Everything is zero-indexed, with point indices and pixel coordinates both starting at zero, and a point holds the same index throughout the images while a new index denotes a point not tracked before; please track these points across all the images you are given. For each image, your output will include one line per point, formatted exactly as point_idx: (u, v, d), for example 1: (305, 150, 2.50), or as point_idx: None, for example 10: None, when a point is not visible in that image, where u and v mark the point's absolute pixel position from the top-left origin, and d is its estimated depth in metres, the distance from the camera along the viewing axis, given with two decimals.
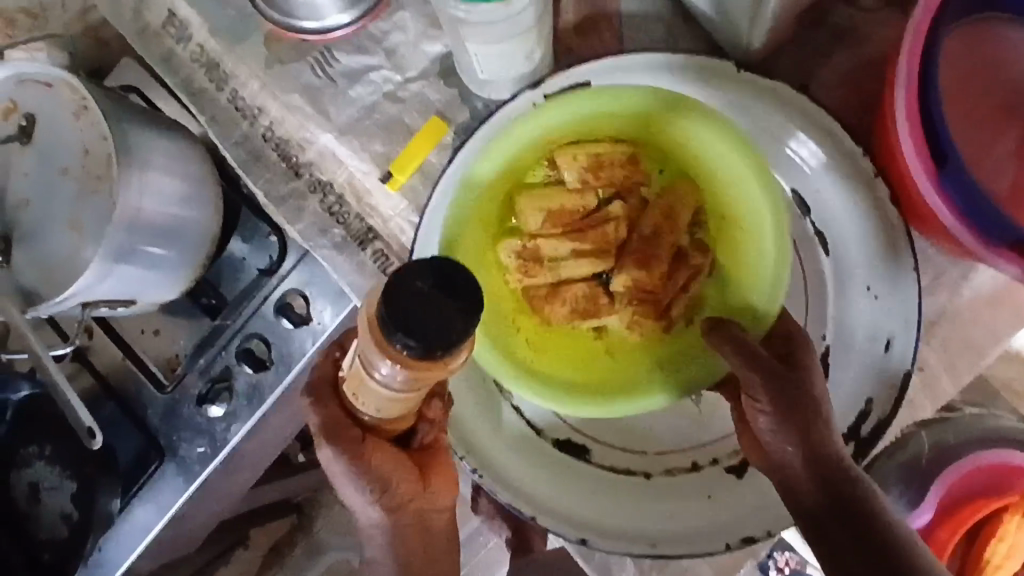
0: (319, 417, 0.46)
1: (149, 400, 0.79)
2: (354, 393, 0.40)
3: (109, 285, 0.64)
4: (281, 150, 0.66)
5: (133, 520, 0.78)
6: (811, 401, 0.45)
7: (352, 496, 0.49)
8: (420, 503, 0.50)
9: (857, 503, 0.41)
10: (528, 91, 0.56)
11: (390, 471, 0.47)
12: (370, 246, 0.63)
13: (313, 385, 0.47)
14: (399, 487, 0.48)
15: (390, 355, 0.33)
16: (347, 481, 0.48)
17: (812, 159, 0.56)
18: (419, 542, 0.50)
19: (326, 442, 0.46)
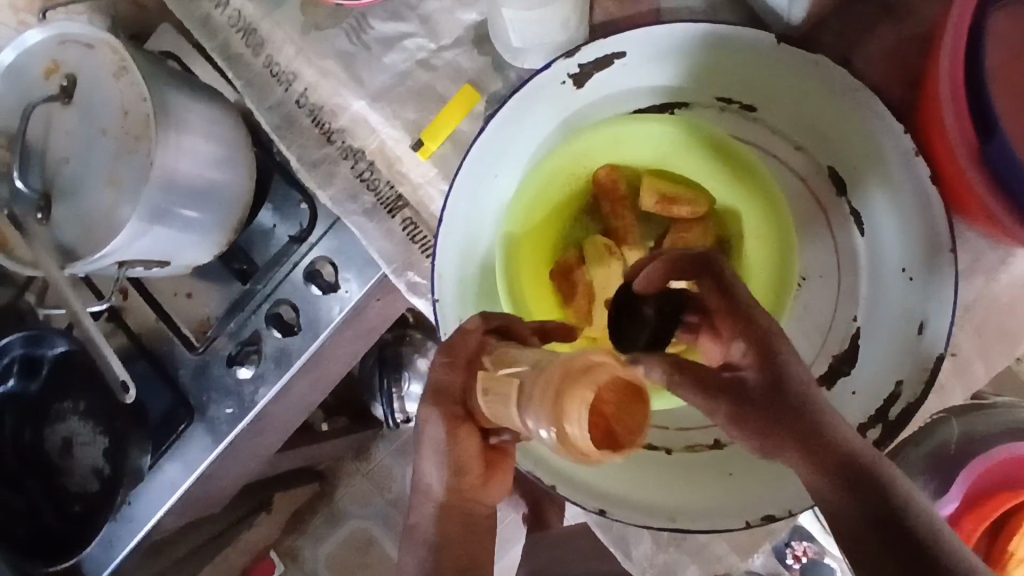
0: (434, 380, 0.46)
1: (181, 359, 0.81)
2: (489, 395, 0.40)
3: (144, 243, 0.65)
4: (314, 116, 0.66)
5: (162, 477, 0.80)
6: (779, 395, 0.40)
7: (425, 466, 0.48)
8: (476, 494, 0.48)
9: (861, 475, 0.37)
10: (564, 61, 0.54)
11: (470, 459, 0.47)
12: (399, 214, 0.63)
13: (447, 348, 0.46)
14: (470, 473, 0.47)
15: (558, 426, 0.31)
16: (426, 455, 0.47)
17: (851, 135, 0.54)
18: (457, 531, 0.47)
19: (429, 404, 0.46)
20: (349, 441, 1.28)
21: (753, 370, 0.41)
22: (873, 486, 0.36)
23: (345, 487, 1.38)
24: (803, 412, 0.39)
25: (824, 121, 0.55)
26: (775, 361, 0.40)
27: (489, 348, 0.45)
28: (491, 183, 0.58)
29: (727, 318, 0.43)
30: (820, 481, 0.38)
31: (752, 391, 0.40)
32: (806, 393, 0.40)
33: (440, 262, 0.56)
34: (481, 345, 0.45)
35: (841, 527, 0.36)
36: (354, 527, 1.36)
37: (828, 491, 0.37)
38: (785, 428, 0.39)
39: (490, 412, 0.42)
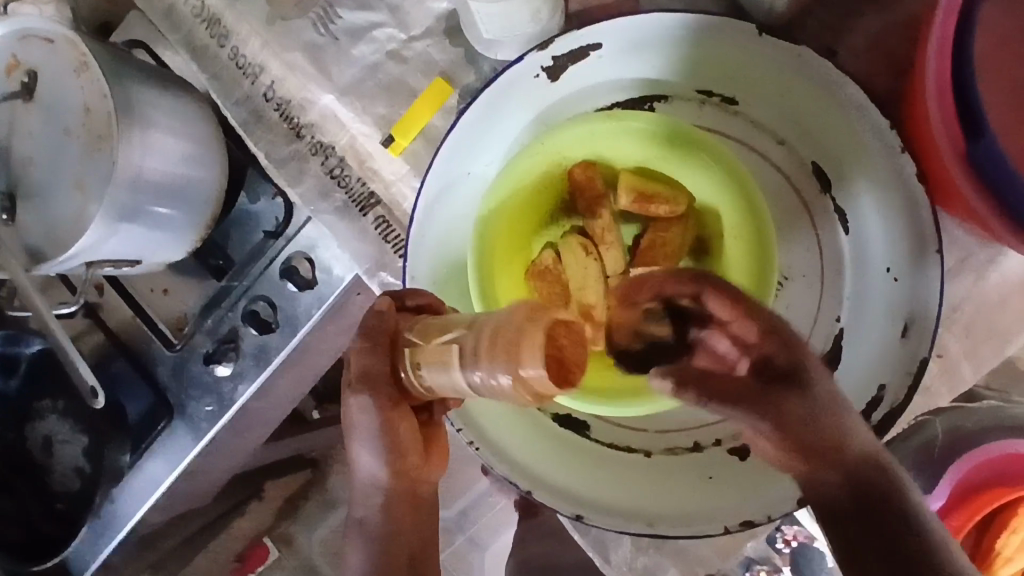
0: (359, 366, 0.44)
1: (159, 357, 0.80)
2: (427, 366, 0.40)
3: (113, 243, 0.64)
4: (282, 111, 0.63)
5: (143, 474, 0.78)
6: (811, 405, 0.43)
7: (361, 455, 0.47)
8: (421, 475, 0.49)
9: (881, 486, 0.41)
10: (536, 53, 0.52)
11: (404, 440, 0.46)
12: (371, 212, 0.61)
13: (365, 332, 0.44)
14: (410, 458, 0.48)
15: (514, 370, 0.33)
16: (362, 444, 0.46)
17: (839, 127, 0.52)
18: (403, 512, 0.49)
19: (356, 390, 0.44)
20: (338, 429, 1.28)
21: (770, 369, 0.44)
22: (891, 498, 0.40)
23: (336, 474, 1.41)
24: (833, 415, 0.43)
25: (808, 115, 0.53)
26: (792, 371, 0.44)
27: (411, 329, 0.42)
28: (465, 180, 0.57)
29: (739, 323, 0.46)
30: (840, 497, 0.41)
31: (789, 401, 0.43)
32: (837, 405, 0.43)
33: (414, 262, 0.55)
34: (407, 331, 0.42)
35: (830, 501, 0.42)
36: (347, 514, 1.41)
37: (849, 504, 0.41)
38: (811, 441, 0.42)
39: (426, 384, 0.41)
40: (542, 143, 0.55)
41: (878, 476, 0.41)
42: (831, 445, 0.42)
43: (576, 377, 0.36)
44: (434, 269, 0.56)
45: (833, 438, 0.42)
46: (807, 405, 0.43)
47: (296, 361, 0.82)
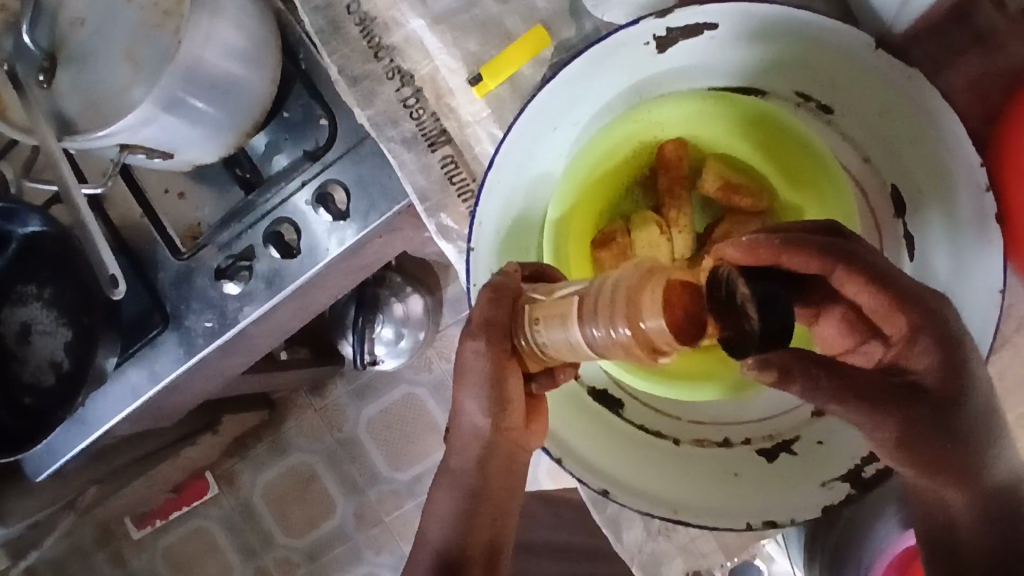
0: (485, 315, 0.47)
1: (162, 262, 0.75)
2: (546, 321, 0.44)
3: (153, 129, 0.60)
4: (364, 26, 0.61)
5: (124, 380, 0.76)
6: (958, 426, 0.42)
7: (466, 400, 0.50)
8: (516, 435, 0.52)
9: (1004, 502, 0.45)
10: (653, 21, 0.50)
11: (503, 394, 0.49)
12: (440, 149, 0.61)
13: (494, 286, 0.47)
14: (511, 415, 0.50)
15: (633, 321, 0.37)
16: (469, 393, 0.50)
17: (935, 156, 0.51)
18: (497, 470, 0.52)
19: (475, 335, 0.48)
20: (309, 374, 1.25)
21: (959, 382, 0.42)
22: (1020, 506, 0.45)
23: (293, 419, 1.36)
24: (962, 437, 0.42)
25: (905, 139, 0.53)
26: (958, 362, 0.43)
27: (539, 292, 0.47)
28: (549, 136, 0.55)
29: (898, 318, 0.43)
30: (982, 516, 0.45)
31: (928, 420, 0.42)
32: (984, 426, 0.43)
33: (483, 208, 0.53)
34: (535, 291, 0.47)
35: (967, 534, 0.45)
36: (298, 460, 1.36)
37: (968, 527, 0.45)
38: (948, 457, 0.43)
39: (541, 342, 0.45)
40: (632, 111, 0.58)
41: (1003, 498, 0.45)
42: (975, 490, 0.44)
43: (693, 337, 0.38)
44: (497, 223, 0.55)
45: (978, 475, 0.44)
46: (953, 432, 0.42)
47: (304, 292, 0.79)
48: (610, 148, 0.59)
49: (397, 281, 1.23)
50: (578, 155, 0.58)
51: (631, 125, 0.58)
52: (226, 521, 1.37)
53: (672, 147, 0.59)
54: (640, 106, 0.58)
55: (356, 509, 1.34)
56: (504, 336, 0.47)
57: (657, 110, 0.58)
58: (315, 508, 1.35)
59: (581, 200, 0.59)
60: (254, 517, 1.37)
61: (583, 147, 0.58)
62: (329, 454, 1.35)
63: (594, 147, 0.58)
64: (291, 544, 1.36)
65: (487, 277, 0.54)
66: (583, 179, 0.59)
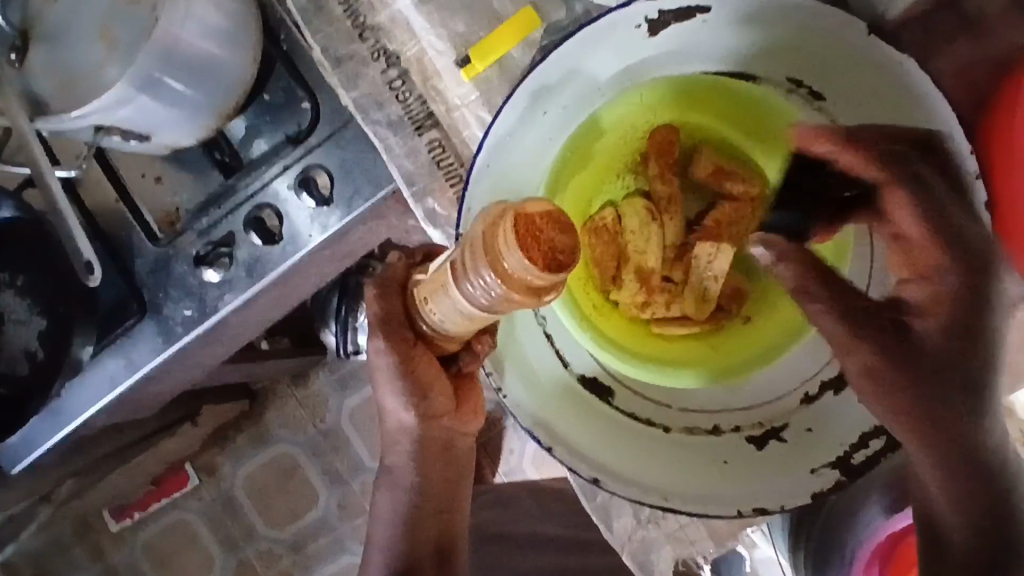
0: (382, 310, 0.47)
1: (139, 249, 0.73)
2: (431, 299, 0.42)
3: (129, 110, 0.59)
4: (348, 5, 0.59)
5: (101, 370, 0.74)
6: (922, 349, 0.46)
7: (389, 396, 0.51)
8: (448, 419, 0.54)
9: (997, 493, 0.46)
10: (644, 3, 0.49)
11: (418, 379, 0.49)
12: (426, 133, 0.59)
13: (381, 282, 0.48)
14: (434, 399, 0.52)
15: (497, 268, 0.35)
16: (390, 388, 0.51)
17: None
18: (436, 451, 0.55)
19: (379, 333, 0.48)
20: (292, 363, 1.23)
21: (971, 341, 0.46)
22: (1002, 480, 0.46)
23: (275, 410, 1.34)
24: (951, 385, 0.46)
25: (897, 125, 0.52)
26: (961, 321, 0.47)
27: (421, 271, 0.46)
28: (539, 120, 0.54)
29: (935, 252, 0.47)
30: (961, 500, 0.46)
31: (892, 347, 0.46)
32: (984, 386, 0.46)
33: (471, 194, 0.51)
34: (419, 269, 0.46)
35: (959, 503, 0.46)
36: (280, 451, 1.34)
37: (983, 528, 0.45)
38: (942, 419, 0.46)
39: (437, 324, 0.44)
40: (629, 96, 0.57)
41: (1000, 491, 0.46)
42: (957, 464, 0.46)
43: (566, 267, 0.36)
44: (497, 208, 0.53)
45: (974, 453, 0.46)
46: (949, 389, 0.46)
47: (287, 279, 0.78)
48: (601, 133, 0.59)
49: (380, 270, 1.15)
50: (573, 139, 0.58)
51: (628, 110, 0.58)
52: (206, 513, 1.35)
53: (662, 133, 0.61)
54: (639, 91, 0.57)
55: (340, 499, 1.33)
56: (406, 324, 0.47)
57: (653, 97, 0.58)
58: (297, 499, 1.34)
59: (575, 186, 0.60)
60: (235, 508, 1.35)
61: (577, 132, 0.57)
62: (311, 444, 1.33)
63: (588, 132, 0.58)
64: (273, 535, 1.35)
65: None
66: (574, 163, 0.59)
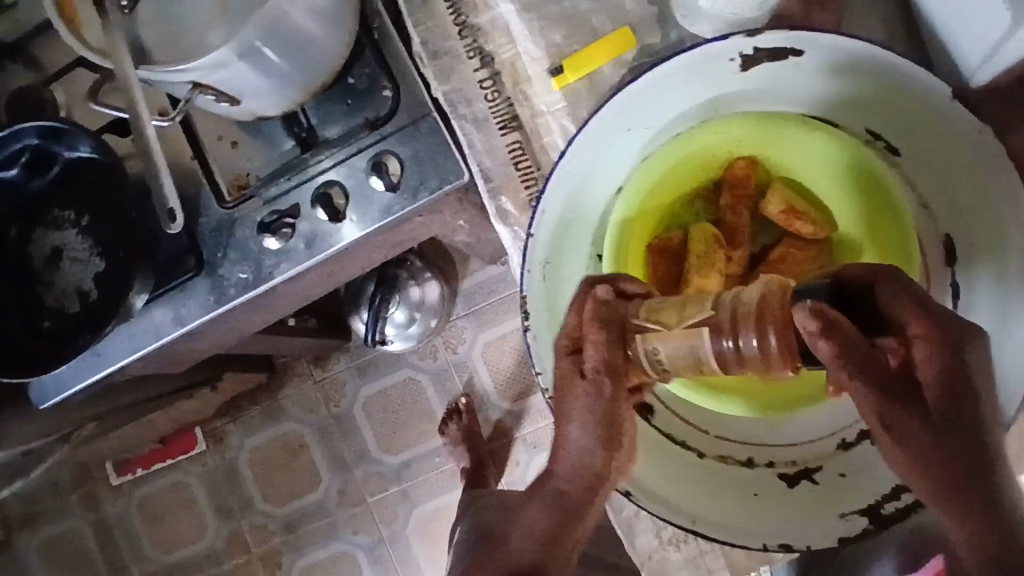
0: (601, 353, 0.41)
1: (205, 208, 0.75)
2: (665, 344, 0.39)
3: (226, 74, 0.61)
4: (453, 3, 0.61)
5: (150, 319, 0.77)
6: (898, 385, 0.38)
7: (568, 433, 0.43)
8: (621, 469, 0.45)
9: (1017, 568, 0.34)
10: (741, 39, 0.51)
11: (612, 419, 0.43)
12: (509, 134, 0.61)
13: (603, 318, 0.41)
14: (619, 448, 0.44)
15: (762, 338, 0.37)
16: (575, 423, 0.43)
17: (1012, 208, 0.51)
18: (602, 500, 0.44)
19: (590, 376, 0.42)
20: (317, 344, 1.25)
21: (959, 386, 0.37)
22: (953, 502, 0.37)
23: (291, 387, 1.36)
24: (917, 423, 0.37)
25: (976, 190, 0.53)
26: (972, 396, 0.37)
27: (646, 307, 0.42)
28: (621, 136, 0.56)
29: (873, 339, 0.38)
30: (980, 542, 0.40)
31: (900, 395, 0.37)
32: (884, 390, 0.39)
33: (548, 198, 0.54)
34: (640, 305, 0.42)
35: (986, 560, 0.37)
36: (290, 429, 1.35)
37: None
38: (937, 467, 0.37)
39: (663, 363, 0.41)
40: (719, 125, 0.59)
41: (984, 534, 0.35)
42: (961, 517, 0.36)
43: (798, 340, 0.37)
44: (565, 216, 0.56)
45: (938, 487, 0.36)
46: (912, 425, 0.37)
47: (339, 258, 0.79)
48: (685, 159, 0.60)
49: (417, 265, 1.24)
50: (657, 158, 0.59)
51: (714, 140, 0.60)
52: (208, 480, 1.36)
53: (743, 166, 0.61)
54: (728, 123, 0.59)
55: (341, 485, 1.33)
56: (625, 358, 0.42)
57: (742, 129, 0.60)
58: (299, 478, 1.35)
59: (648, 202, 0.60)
60: (237, 479, 1.36)
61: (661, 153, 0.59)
62: (322, 426, 1.35)
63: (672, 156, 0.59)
64: (270, 511, 1.35)
65: (540, 264, 0.55)
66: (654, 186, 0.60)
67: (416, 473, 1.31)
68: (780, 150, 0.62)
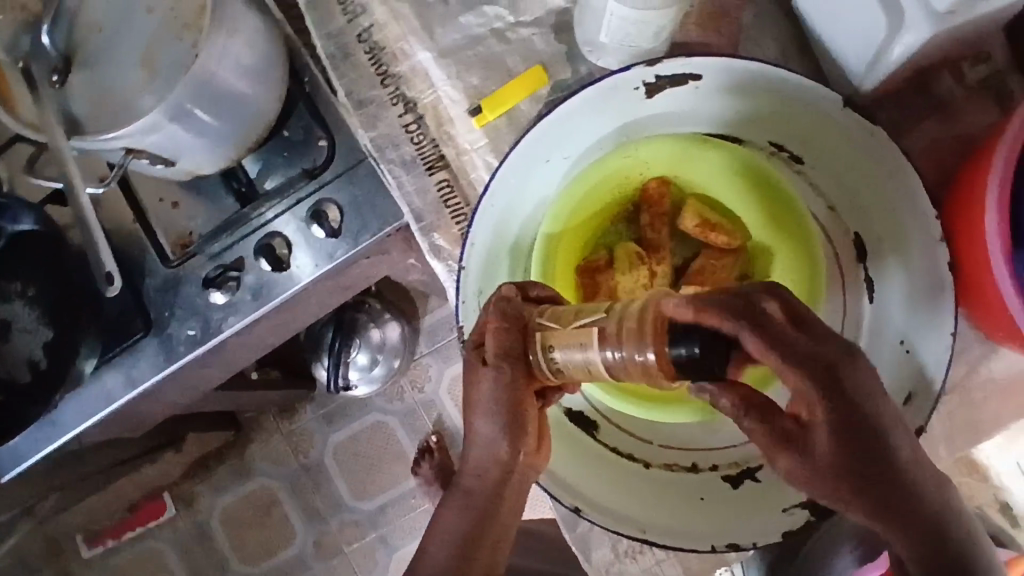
0: (498, 347, 0.46)
1: (150, 269, 0.76)
2: (562, 348, 0.43)
3: (158, 137, 0.62)
4: (373, 54, 0.64)
5: (101, 383, 0.76)
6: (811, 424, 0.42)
7: (478, 426, 0.49)
8: (530, 462, 0.51)
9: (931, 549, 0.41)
10: (643, 68, 0.55)
11: (516, 414, 0.48)
12: (437, 173, 0.63)
13: (505, 317, 0.47)
14: (526, 439, 0.50)
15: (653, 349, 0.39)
16: (483, 415, 0.49)
17: (911, 201, 0.55)
18: (510, 490, 0.50)
19: (493, 367, 0.47)
20: (281, 395, 1.24)
21: (843, 397, 0.41)
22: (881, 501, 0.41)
23: (259, 441, 1.35)
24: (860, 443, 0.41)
25: (872, 187, 0.57)
26: (866, 389, 0.41)
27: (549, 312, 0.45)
28: (541, 167, 0.59)
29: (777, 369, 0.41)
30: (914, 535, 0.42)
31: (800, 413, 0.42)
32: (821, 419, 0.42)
33: (476, 230, 0.57)
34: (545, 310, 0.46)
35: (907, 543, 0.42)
36: (260, 484, 1.34)
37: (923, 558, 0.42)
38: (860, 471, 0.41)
39: (557, 365, 0.44)
40: (627, 147, 0.61)
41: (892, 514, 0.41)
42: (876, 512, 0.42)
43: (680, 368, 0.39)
44: (494, 246, 0.58)
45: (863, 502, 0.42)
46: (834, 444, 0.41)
47: (289, 306, 0.81)
48: (600, 184, 0.62)
49: (377, 307, 1.24)
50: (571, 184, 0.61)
51: (623, 162, 0.62)
52: (180, 545, 1.34)
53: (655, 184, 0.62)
54: (634, 145, 0.61)
55: (316, 537, 1.32)
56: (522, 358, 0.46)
57: (650, 150, 0.61)
58: (274, 534, 1.33)
59: (567, 228, 0.61)
60: (209, 541, 1.34)
61: (576, 179, 0.61)
62: (293, 478, 1.33)
63: (585, 180, 0.61)
64: (246, 571, 1.33)
65: (474, 295, 0.57)
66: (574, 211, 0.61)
67: (392, 517, 1.31)
68: (688, 167, 0.63)
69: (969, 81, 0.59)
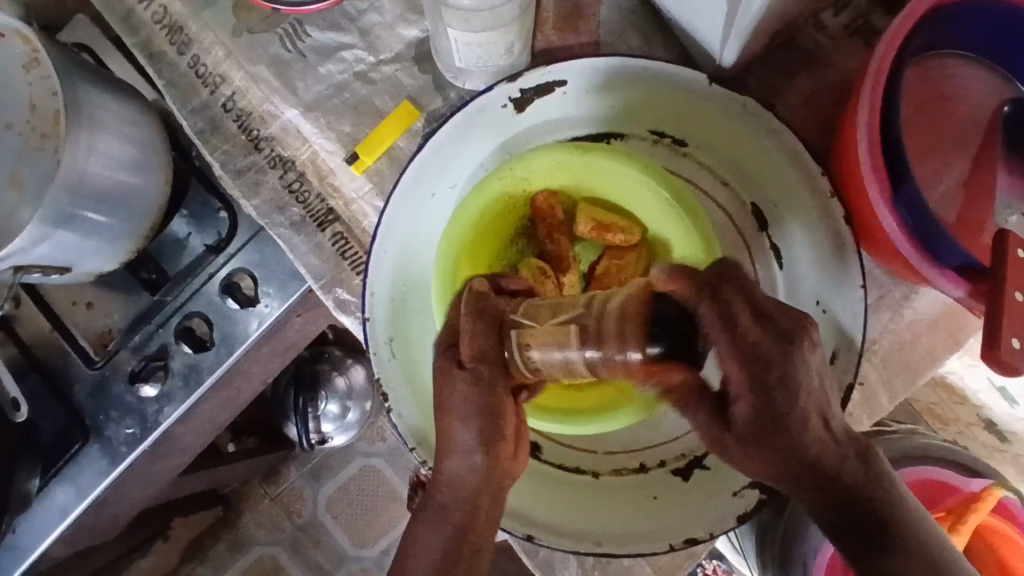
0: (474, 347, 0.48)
1: (76, 375, 0.75)
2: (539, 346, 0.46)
3: (44, 249, 0.61)
4: (241, 121, 0.66)
5: (51, 502, 0.74)
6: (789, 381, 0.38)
7: (460, 434, 0.48)
8: (508, 466, 0.49)
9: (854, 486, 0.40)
10: (505, 85, 0.55)
11: (496, 435, 0.48)
12: (329, 228, 0.64)
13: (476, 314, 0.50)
14: (503, 444, 0.48)
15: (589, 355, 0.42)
16: (462, 424, 0.48)
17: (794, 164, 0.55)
18: (491, 508, 0.48)
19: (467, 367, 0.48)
20: (259, 463, 1.23)
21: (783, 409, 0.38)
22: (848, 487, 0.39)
23: (250, 512, 1.33)
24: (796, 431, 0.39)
25: (756, 155, 0.57)
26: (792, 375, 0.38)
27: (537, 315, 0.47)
28: (428, 202, 0.58)
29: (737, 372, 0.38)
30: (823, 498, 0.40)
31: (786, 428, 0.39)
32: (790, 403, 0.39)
33: (375, 279, 0.56)
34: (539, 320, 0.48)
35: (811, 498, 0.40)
36: (259, 554, 1.31)
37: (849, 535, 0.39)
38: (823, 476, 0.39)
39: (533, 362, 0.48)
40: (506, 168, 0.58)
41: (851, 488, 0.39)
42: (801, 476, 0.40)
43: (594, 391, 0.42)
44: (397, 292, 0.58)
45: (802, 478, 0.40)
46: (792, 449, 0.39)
47: (228, 383, 0.79)
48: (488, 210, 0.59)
49: (337, 355, 1.23)
50: (457, 220, 0.58)
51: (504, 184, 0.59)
52: None
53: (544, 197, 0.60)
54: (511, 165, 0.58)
55: None
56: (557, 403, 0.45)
57: (531, 166, 0.59)
58: None
59: (464, 262, 0.59)
60: None
61: (463, 213, 0.58)
62: (291, 542, 1.31)
63: (469, 213, 0.58)
64: None
65: (386, 343, 0.57)
66: (467, 245, 0.59)
67: None
68: (570, 175, 0.60)
69: (830, 30, 0.59)
